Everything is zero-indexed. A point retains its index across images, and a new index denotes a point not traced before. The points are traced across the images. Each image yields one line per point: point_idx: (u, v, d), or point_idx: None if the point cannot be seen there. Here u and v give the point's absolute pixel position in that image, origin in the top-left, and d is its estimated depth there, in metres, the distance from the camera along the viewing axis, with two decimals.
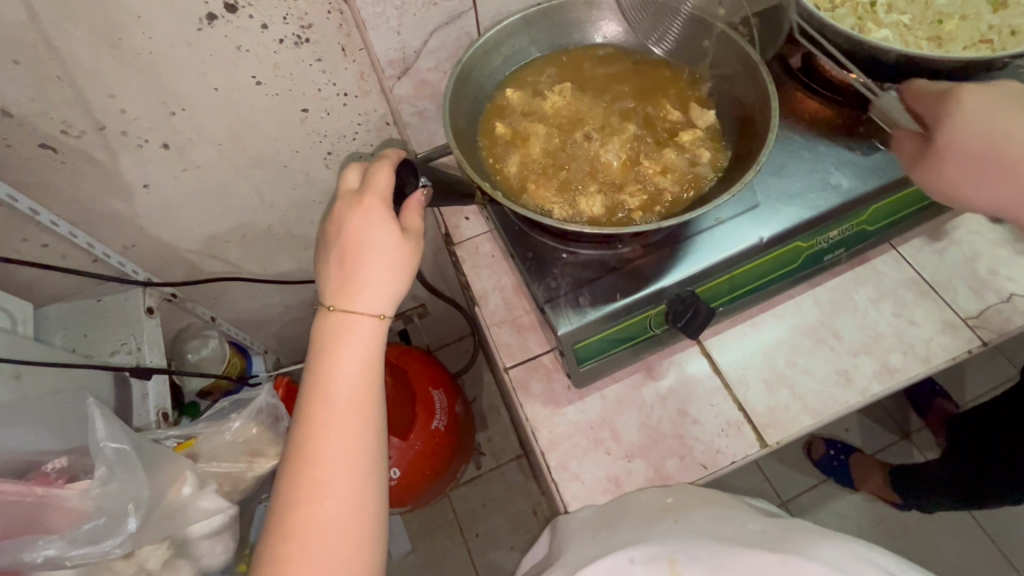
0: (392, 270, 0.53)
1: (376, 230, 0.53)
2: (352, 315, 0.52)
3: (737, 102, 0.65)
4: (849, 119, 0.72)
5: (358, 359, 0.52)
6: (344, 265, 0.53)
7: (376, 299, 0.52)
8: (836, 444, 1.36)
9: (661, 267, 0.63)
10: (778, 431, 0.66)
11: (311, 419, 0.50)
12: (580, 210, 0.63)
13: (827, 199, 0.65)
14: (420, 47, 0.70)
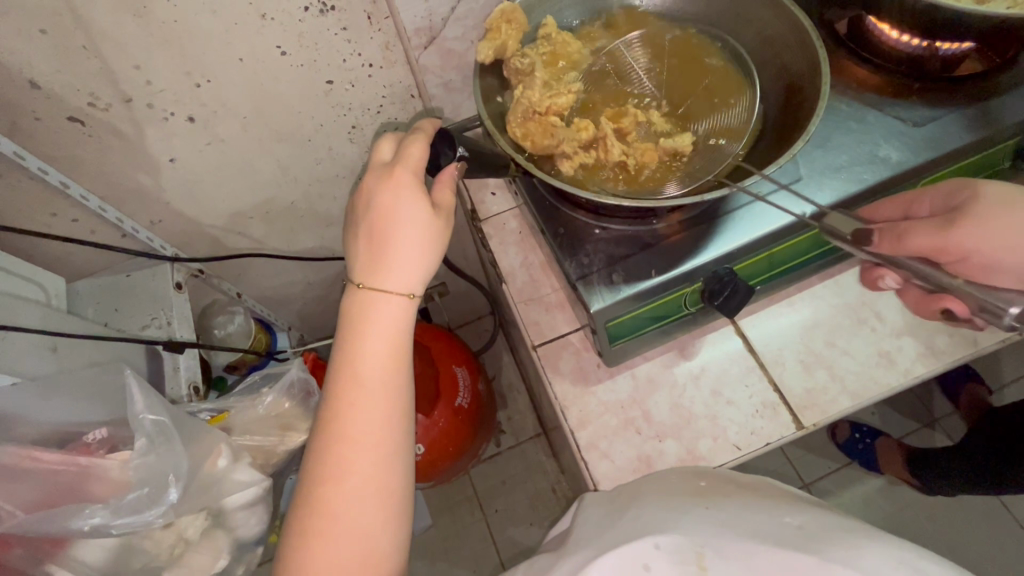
0: (421, 248, 0.52)
1: (405, 207, 0.51)
2: (381, 294, 0.51)
3: (782, 72, 0.62)
4: (900, 89, 0.68)
5: (388, 339, 0.51)
6: (373, 240, 0.52)
7: (405, 278, 0.51)
8: (862, 427, 1.35)
9: (695, 244, 0.61)
10: (815, 413, 0.64)
11: (341, 399, 0.49)
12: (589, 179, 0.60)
13: (875, 172, 0.63)
14: (447, 14, 0.68)
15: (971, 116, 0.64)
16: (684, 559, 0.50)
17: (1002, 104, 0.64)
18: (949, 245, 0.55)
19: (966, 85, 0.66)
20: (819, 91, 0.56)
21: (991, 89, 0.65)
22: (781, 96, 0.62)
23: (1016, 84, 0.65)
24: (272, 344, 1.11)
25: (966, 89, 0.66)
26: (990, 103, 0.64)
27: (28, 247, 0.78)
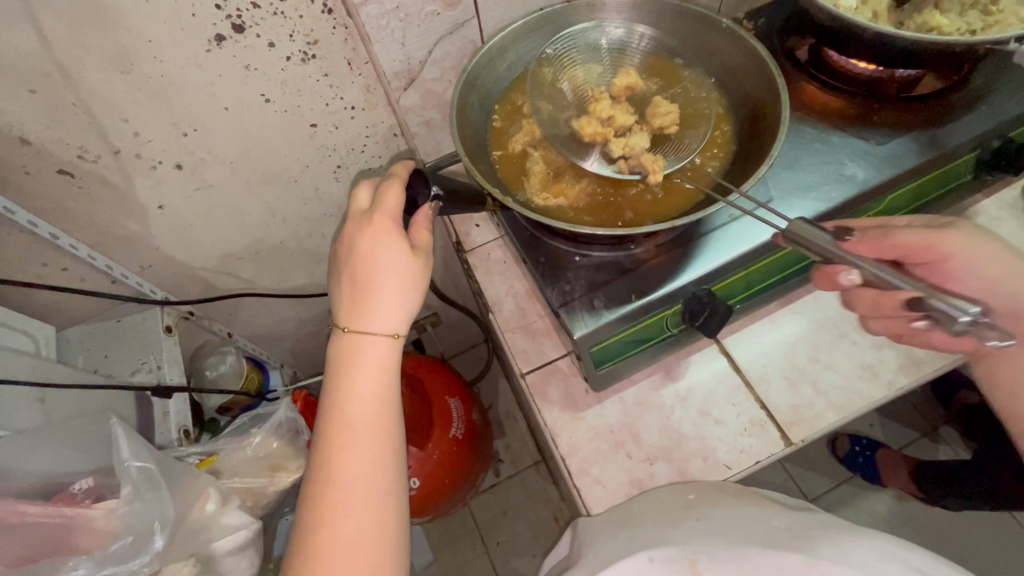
0: (404, 288, 0.53)
1: (386, 251, 0.52)
2: (368, 338, 0.52)
3: (746, 99, 0.65)
4: (862, 110, 0.71)
5: (376, 381, 0.52)
6: (356, 285, 0.53)
7: (389, 319, 0.52)
8: (861, 440, 1.34)
9: (673, 268, 0.62)
10: (802, 428, 0.64)
11: (331, 443, 0.50)
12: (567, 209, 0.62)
13: (843, 189, 0.65)
14: (424, 57, 0.73)
15: (928, 133, 0.67)
16: (678, 568, 0.52)
17: (958, 120, 0.67)
18: (935, 251, 0.57)
19: (923, 105, 0.70)
20: (780, 119, 0.58)
21: (947, 111, 0.69)
22: (746, 122, 0.64)
23: (966, 101, 0.69)
24: (265, 383, 1.12)
25: (922, 109, 0.69)
26: (947, 119, 0.68)
27: (17, 298, 0.79)
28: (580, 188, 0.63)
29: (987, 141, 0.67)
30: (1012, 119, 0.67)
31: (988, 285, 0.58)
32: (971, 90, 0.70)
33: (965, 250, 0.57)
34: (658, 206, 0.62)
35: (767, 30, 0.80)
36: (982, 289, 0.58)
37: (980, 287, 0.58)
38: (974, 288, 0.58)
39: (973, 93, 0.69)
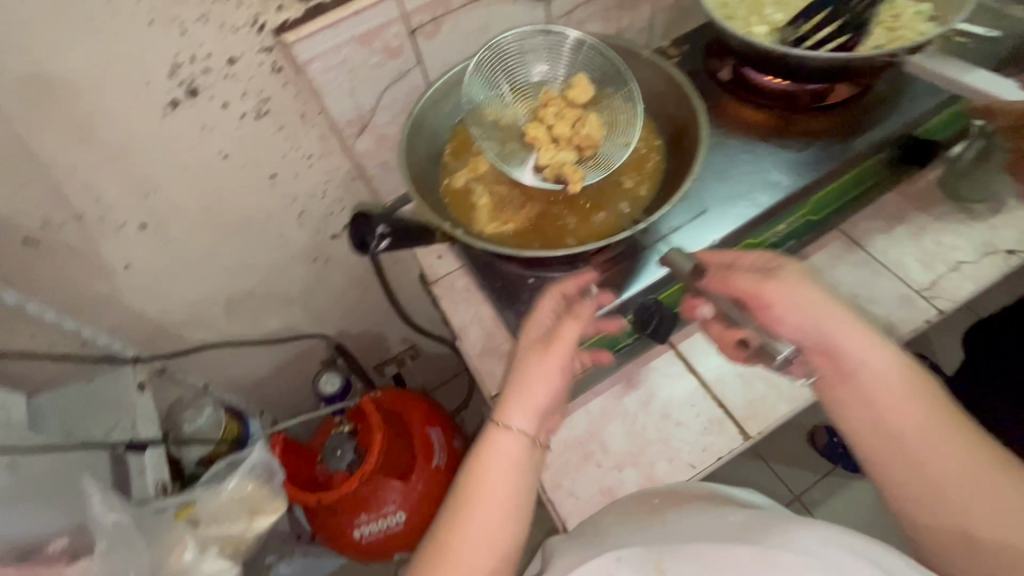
0: (551, 385, 0.59)
1: (553, 360, 0.58)
2: (517, 432, 0.57)
3: (671, 122, 0.70)
4: (780, 122, 0.78)
5: (507, 479, 0.55)
6: (524, 384, 0.59)
7: (525, 420, 0.57)
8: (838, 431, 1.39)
9: (620, 284, 0.68)
10: (758, 421, 0.68)
11: (464, 540, 0.52)
12: (516, 235, 0.66)
13: (769, 197, 0.72)
14: (374, 104, 0.78)
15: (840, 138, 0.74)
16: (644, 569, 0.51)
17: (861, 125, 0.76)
18: (761, 297, 0.57)
19: (831, 114, 0.77)
20: (700, 138, 0.64)
21: (852, 125, 0.77)
22: (673, 143, 0.70)
23: (868, 108, 0.77)
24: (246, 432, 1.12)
25: (831, 119, 0.77)
26: (853, 126, 0.76)
27: None
28: (528, 214, 0.68)
29: (896, 140, 0.74)
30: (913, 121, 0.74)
31: (812, 333, 0.56)
32: (873, 97, 0.77)
33: (790, 300, 0.56)
34: (600, 225, 0.67)
35: (691, 56, 0.87)
36: (804, 325, 0.56)
37: (798, 335, 0.56)
38: (799, 329, 0.56)
39: (874, 100, 0.78)
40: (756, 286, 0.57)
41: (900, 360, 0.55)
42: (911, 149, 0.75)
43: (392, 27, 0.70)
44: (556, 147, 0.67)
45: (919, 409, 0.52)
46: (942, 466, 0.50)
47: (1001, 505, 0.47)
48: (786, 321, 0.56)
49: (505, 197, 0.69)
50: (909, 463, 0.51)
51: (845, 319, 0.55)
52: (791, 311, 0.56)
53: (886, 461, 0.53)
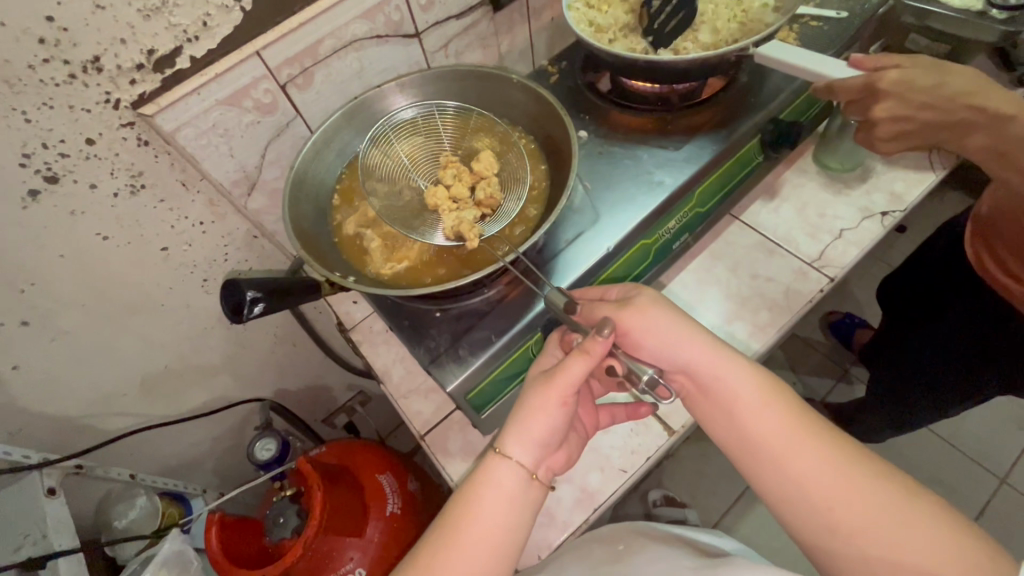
0: (558, 410, 0.55)
1: (573, 376, 0.54)
2: (512, 464, 0.54)
3: (550, 138, 0.72)
4: (659, 123, 0.81)
5: (501, 511, 0.53)
6: (535, 407, 0.55)
7: (526, 449, 0.54)
8: None
9: (527, 301, 0.67)
10: (679, 415, 0.72)
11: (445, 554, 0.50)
12: (414, 271, 0.65)
13: (655, 195, 0.73)
14: (259, 162, 0.77)
15: (714, 131, 0.78)
16: None
17: (735, 113, 0.79)
18: (621, 326, 0.61)
19: (703, 107, 0.81)
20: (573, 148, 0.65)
21: (728, 112, 0.79)
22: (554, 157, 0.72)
23: (742, 98, 0.80)
24: (187, 512, 1.08)
25: (707, 112, 0.80)
26: (727, 115, 0.79)
27: None
28: (419, 249, 0.66)
29: (765, 125, 0.78)
30: (776, 105, 0.78)
31: (671, 350, 0.59)
32: (740, 86, 0.81)
33: (646, 324, 0.59)
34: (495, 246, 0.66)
35: (570, 71, 0.90)
36: (661, 354, 0.60)
37: (659, 354, 0.60)
38: (656, 358, 0.61)
39: (743, 88, 0.81)
40: (614, 317, 0.60)
41: (754, 371, 0.58)
42: (783, 133, 0.78)
43: (261, 83, 0.70)
44: (452, 204, 0.67)
45: (778, 415, 0.55)
46: (806, 467, 0.52)
47: (862, 492, 0.50)
48: (649, 347, 0.60)
49: (398, 235, 0.68)
50: (778, 469, 0.53)
51: (699, 342, 0.59)
52: (645, 335, 0.60)
53: (760, 471, 0.55)
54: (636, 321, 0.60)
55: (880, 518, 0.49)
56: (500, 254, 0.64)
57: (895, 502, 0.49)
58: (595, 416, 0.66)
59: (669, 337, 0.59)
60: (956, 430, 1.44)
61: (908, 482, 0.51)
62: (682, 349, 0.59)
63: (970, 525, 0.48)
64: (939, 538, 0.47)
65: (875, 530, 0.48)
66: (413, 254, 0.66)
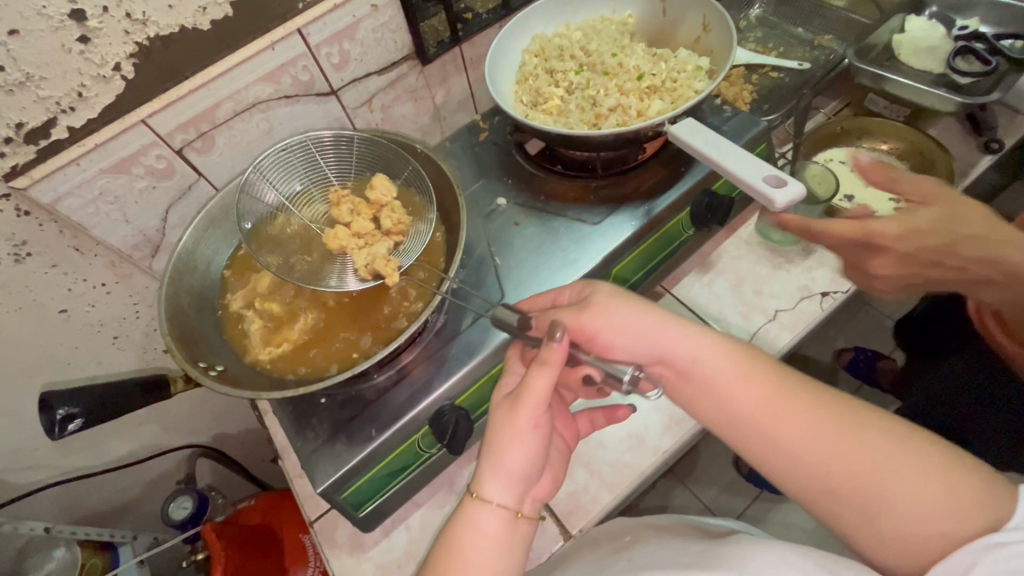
0: (531, 437, 0.48)
1: (540, 394, 0.48)
2: (495, 507, 0.47)
3: (448, 213, 0.69)
4: (583, 191, 0.76)
5: (492, 542, 0.47)
6: (501, 435, 0.48)
7: (503, 488, 0.48)
8: None
9: (415, 391, 0.63)
10: (580, 518, 0.65)
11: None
12: (292, 354, 0.61)
13: (565, 276, 0.68)
14: (161, 224, 0.74)
15: (636, 203, 0.72)
16: None
17: (661, 182, 0.73)
18: (583, 330, 0.54)
19: (630, 175, 0.75)
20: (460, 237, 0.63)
21: (658, 180, 0.74)
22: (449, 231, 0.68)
23: (668, 165, 0.75)
24: (113, 562, 1.05)
25: (633, 180, 0.75)
26: (650, 186, 0.74)
27: None
28: (302, 332, 0.62)
29: (695, 197, 0.72)
30: (705, 177, 0.73)
31: (646, 347, 0.53)
32: (671, 153, 0.76)
33: (608, 320, 0.53)
34: (380, 328, 0.63)
35: (502, 127, 0.86)
36: (633, 344, 0.53)
37: (629, 351, 0.54)
38: (635, 351, 0.54)
39: (673, 155, 0.76)
40: (574, 320, 0.54)
41: (726, 342, 0.53)
42: (711, 206, 0.72)
43: (152, 150, 0.67)
44: (362, 243, 0.65)
45: (761, 388, 0.50)
46: (802, 437, 0.47)
47: (888, 459, 0.45)
48: (620, 340, 0.53)
49: (282, 313, 0.64)
50: (773, 446, 0.49)
51: (668, 326, 0.53)
52: (613, 334, 0.53)
53: (753, 447, 0.50)
54: (594, 321, 0.54)
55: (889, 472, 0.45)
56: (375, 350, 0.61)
57: (930, 462, 0.45)
58: (575, 427, 0.60)
59: (633, 329, 0.53)
60: None
61: (905, 426, 0.47)
62: (646, 336, 0.53)
63: (969, 459, 0.46)
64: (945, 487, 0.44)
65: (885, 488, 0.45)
66: (294, 334, 0.62)
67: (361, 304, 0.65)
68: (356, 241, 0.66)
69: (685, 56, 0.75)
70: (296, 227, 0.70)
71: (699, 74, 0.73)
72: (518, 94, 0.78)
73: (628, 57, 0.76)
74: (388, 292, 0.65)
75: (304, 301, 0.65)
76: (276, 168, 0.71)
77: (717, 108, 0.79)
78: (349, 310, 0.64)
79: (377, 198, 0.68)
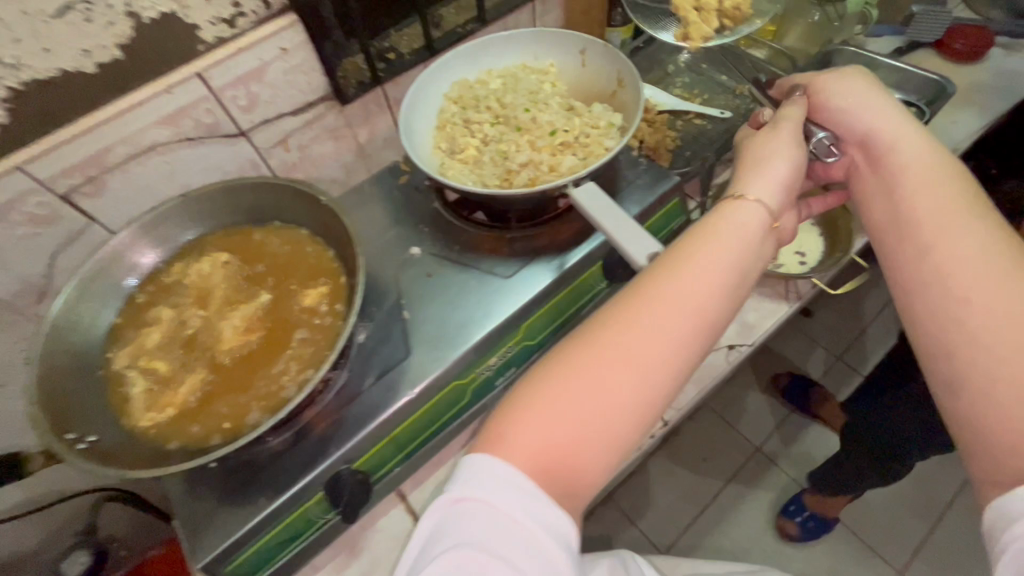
0: (761, 212, 0.57)
1: (778, 147, 0.62)
2: (751, 204, 0.57)
3: (349, 268, 0.65)
4: (498, 242, 0.76)
5: (705, 279, 0.52)
6: (760, 155, 0.61)
7: (749, 217, 0.56)
8: (790, 509, 1.31)
9: (308, 456, 0.61)
10: None
11: (587, 350, 0.49)
12: (174, 422, 0.58)
13: (470, 333, 0.67)
14: (48, 270, 0.70)
15: (547, 257, 0.73)
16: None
17: (572, 236, 0.74)
18: (815, 91, 0.67)
19: (545, 228, 0.76)
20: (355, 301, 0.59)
21: (569, 235, 0.74)
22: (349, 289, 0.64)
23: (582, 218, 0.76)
24: None
25: (546, 233, 0.75)
26: (563, 240, 0.74)
27: None
28: (187, 397, 0.59)
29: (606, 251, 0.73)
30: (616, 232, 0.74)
31: (852, 120, 0.63)
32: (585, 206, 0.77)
33: (834, 95, 0.65)
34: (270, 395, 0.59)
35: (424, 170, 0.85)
36: (846, 120, 0.64)
37: (841, 123, 0.64)
38: (841, 133, 0.64)
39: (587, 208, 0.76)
40: (809, 87, 0.68)
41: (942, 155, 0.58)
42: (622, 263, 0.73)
43: (32, 196, 0.63)
44: (277, 303, 0.66)
45: (945, 202, 0.55)
46: (950, 255, 0.52)
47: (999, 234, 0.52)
48: (846, 121, 0.64)
49: (170, 375, 0.61)
50: (920, 235, 0.55)
51: (887, 111, 0.61)
52: (822, 86, 0.66)
53: (900, 250, 0.56)
54: (828, 82, 0.66)
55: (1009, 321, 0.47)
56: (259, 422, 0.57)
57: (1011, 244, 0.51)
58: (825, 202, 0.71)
59: (869, 110, 0.62)
60: (861, 513, 1.37)
61: None
62: (867, 114, 0.62)
63: None
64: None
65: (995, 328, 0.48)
66: (179, 398, 0.59)
67: (253, 368, 0.61)
68: (271, 300, 0.66)
69: (599, 112, 0.76)
70: (194, 278, 0.67)
71: (610, 130, 0.74)
72: (438, 143, 0.78)
73: (544, 110, 0.78)
74: (286, 354, 0.61)
75: (193, 361, 0.62)
76: (180, 218, 0.69)
77: (633, 160, 0.80)
78: (240, 374, 0.60)
79: (292, 258, 0.69)
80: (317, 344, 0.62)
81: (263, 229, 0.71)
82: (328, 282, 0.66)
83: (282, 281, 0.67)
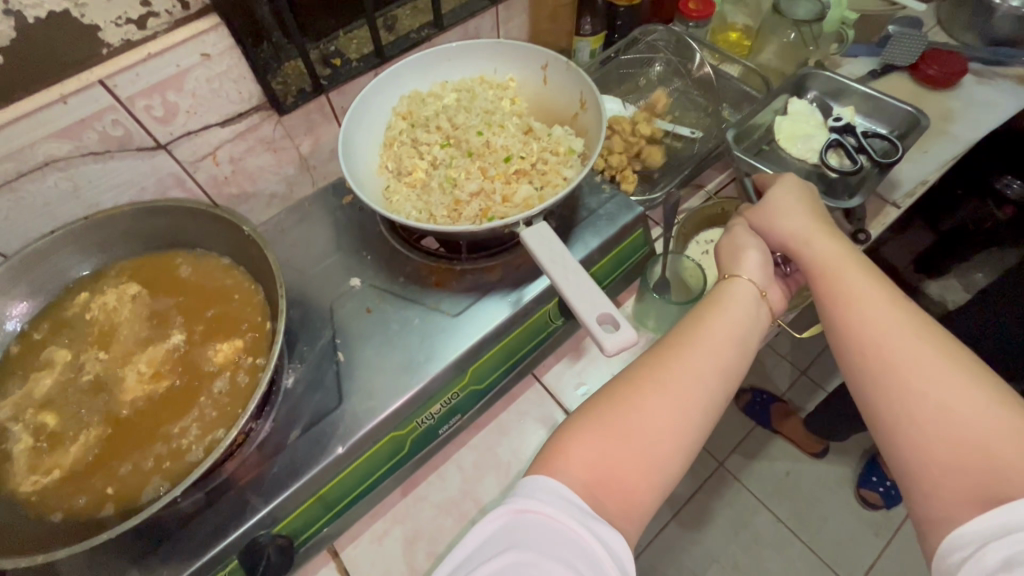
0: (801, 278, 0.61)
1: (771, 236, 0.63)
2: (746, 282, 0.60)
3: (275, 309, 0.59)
4: (446, 274, 0.70)
5: (716, 342, 0.55)
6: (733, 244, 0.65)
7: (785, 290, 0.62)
8: (869, 479, 1.36)
9: (218, 522, 0.54)
10: None
11: (629, 389, 0.53)
12: (60, 487, 0.51)
13: (408, 380, 0.61)
14: None
15: (499, 294, 0.67)
16: None
17: (527, 271, 0.69)
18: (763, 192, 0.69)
19: (498, 261, 0.70)
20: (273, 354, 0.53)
21: (523, 269, 0.69)
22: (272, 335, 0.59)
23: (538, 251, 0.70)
24: None
25: (499, 266, 0.70)
26: (516, 275, 0.69)
27: None
28: (79, 456, 0.52)
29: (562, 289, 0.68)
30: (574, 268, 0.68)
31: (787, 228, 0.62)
32: None
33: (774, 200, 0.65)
34: (176, 456, 0.53)
35: None
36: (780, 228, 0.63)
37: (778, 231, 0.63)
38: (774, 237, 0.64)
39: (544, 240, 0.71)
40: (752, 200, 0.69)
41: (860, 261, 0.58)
42: None
43: None
44: (190, 348, 0.59)
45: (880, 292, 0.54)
46: (878, 330, 0.52)
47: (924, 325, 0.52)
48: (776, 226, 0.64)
49: (59, 430, 0.53)
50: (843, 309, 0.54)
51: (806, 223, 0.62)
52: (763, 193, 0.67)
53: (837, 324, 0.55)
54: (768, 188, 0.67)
55: (933, 371, 0.48)
56: (160, 490, 0.50)
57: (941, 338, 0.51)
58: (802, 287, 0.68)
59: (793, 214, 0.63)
60: (819, 533, 1.37)
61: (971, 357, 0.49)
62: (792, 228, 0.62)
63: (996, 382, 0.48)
64: (988, 401, 0.46)
65: (920, 378, 0.48)
66: (68, 459, 0.52)
67: (158, 423, 0.54)
68: (183, 345, 0.59)
69: (558, 139, 0.71)
70: (96, 313, 0.60)
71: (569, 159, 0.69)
72: (382, 164, 0.71)
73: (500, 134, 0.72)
74: (198, 407, 0.55)
75: (88, 414, 0.54)
76: (82, 246, 0.61)
77: (596, 187, 0.75)
78: (142, 430, 0.54)
79: (213, 297, 0.62)
80: (233, 398, 0.56)
81: (182, 260, 0.65)
82: (250, 325, 0.60)
83: (198, 323, 0.61)
